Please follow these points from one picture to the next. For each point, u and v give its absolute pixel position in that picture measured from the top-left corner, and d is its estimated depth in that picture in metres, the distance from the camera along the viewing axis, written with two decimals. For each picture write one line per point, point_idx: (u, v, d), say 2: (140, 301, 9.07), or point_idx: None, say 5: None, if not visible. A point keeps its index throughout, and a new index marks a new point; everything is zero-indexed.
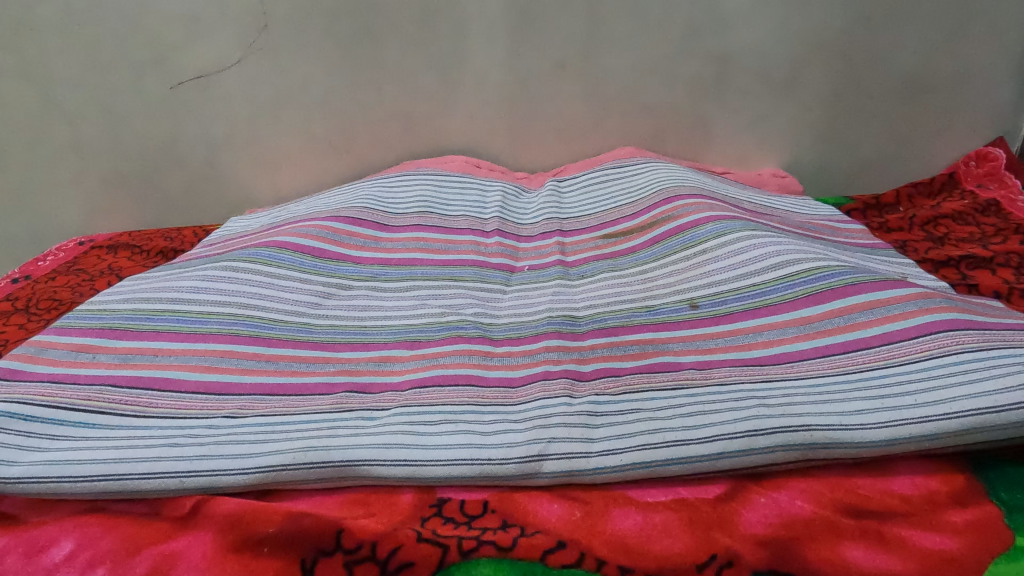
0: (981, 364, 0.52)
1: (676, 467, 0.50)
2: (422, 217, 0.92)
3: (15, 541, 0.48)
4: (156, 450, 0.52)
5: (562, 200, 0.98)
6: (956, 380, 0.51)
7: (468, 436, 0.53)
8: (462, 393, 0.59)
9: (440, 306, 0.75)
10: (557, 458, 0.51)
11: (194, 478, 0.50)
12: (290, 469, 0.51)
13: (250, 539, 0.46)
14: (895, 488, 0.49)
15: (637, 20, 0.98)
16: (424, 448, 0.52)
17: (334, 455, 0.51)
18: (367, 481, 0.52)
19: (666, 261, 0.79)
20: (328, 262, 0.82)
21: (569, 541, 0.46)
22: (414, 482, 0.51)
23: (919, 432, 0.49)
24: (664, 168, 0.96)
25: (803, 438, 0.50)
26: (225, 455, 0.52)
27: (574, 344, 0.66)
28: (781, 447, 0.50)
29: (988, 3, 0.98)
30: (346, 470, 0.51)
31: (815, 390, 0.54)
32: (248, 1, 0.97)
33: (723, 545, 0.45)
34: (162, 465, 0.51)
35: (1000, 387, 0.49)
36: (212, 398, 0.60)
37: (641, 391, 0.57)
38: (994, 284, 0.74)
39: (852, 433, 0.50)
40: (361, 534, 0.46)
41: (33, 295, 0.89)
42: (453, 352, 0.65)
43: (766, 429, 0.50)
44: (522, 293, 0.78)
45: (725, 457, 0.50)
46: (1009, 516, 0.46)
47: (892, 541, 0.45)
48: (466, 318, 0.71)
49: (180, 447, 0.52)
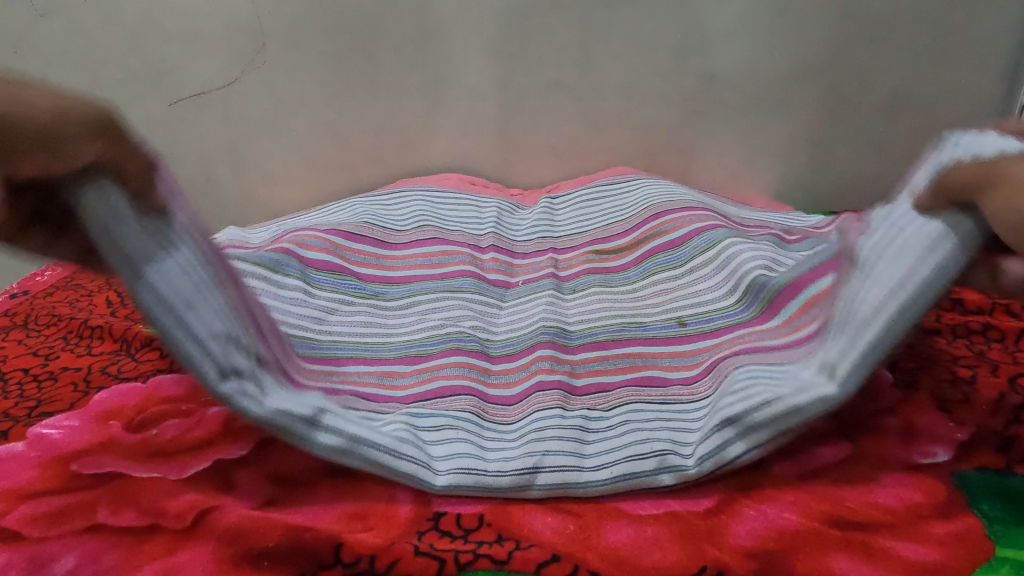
0: (877, 249, 0.51)
1: (671, 476, 0.53)
2: (423, 231, 0.93)
3: (16, 556, 0.49)
4: (219, 333, 0.52)
5: (555, 218, 0.99)
6: (864, 283, 0.51)
7: (469, 446, 0.56)
8: (463, 403, 0.61)
9: (440, 319, 0.76)
10: (551, 471, 0.53)
11: (220, 384, 0.50)
12: (327, 430, 0.53)
13: (250, 553, 0.48)
14: (880, 500, 0.50)
15: (627, 41, 1.01)
16: (431, 456, 0.55)
17: (346, 429, 0.53)
18: (369, 467, 0.53)
19: (655, 278, 0.81)
20: (329, 274, 0.83)
21: (563, 554, 0.47)
22: (415, 482, 0.53)
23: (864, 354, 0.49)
24: (653, 185, 0.98)
25: (767, 425, 0.52)
26: (259, 387, 0.52)
27: (565, 356, 0.67)
28: (749, 438, 0.52)
29: (970, 27, 1.01)
30: (354, 445, 0.53)
31: (772, 373, 0.56)
32: (247, 22, 0.99)
33: (713, 556, 0.46)
34: (211, 347, 0.51)
35: (900, 265, 0.49)
36: (263, 334, 0.58)
37: (630, 405, 0.59)
38: (979, 300, 0.76)
39: (803, 395, 0.51)
40: (361, 548, 0.47)
41: (32, 311, 0.89)
42: (452, 364, 0.66)
43: (731, 419, 0.53)
44: (516, 310, 0.79)
45: (704, 462, 0.52)
46: (989, 527, 0.48)
47: (877, 553, 0.46)
48: (465, 331, 0.73)
49: (232, 348, 0.52)
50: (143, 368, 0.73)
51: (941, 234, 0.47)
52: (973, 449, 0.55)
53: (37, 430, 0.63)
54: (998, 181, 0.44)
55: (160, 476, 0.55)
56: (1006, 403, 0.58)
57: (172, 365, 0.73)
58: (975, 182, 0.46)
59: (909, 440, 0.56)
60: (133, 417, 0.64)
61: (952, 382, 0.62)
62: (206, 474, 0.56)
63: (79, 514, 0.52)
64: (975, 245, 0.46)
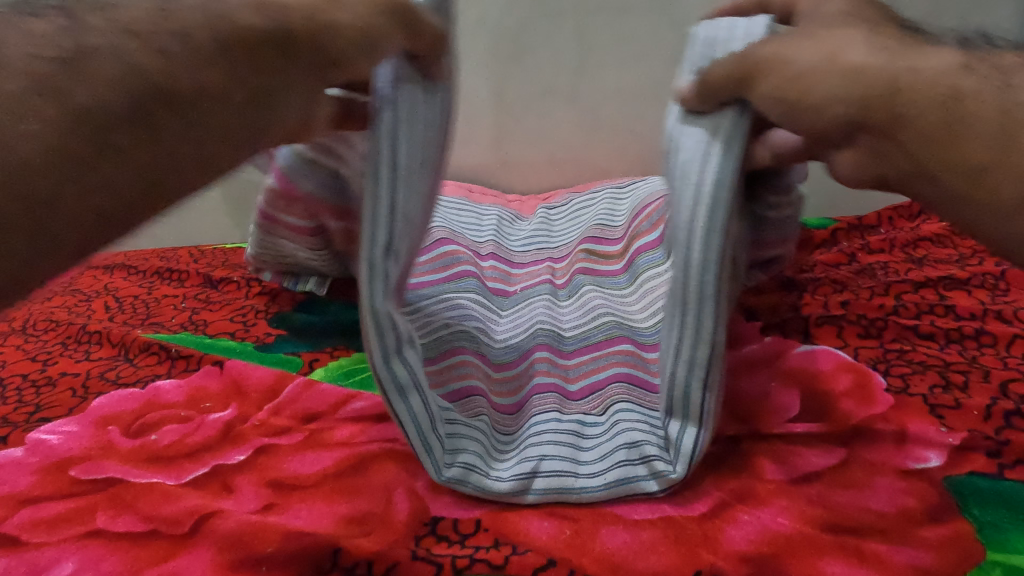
0: (677, 176, 0.52)
1: (656, 483, 0.53)
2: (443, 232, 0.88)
3: (16, 562, 0.49)
4: (404, 213, 0.50)
5: (551, 226, 1.00)
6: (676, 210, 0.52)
7: (479, 447, 0.55)
8: (467, 407, 0.60)
9: (444, 319, 0.71)
10: (548, 475, 0.53)
11: (376, 245, 0.49)
12: (402, 361, 0.51)
13: (249, 558, 0.48)
14: (873, 505, 0.51)
15: (623, 48, 1.02)
16: (446, 445, 0.54)
17: (417, 373, 0.53)
18: (401, 422, 0.52)
19: (645, 278, 0.78)
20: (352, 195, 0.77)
21: (559, 559, 0.47)
22: (422, 459, 0.52)
23: (706, 284, 0.49)
24: (645, 185, 0.98)
25: (700, 393, 0.52)
26: (385, 292, 0.49)
27: (561, 361, 0.67)
28: (691, 423, 0.53)
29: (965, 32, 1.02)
30: (402, 393, 0.51)
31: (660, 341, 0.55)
32: None
33: (708, 561, 0.46)
34: (391, 211, 0.49)
35: (699, 178, 0.49)
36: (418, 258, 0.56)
37: (619, 405, 0.60)
38: (971, 306, 0.77)
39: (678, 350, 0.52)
40: (358, 553, 0.48)
41: (31, 317, 0.90)
42: (457, 364, 0.64)
43: (676, 413, 0.54)
44: (518, 308, 0.78)
45: (682, 462, 0.53)
46: (980, 532, 0.49)
47: (870, 558, 0.46)
48: (467, 330, 0.69)
49: (398, 238, 0.50)
50: (141, 373, 0.73)
51: (721, 138, 0.49)
52: (966, 454, 0.55)
53: (36, 435, 0.63)
54: (754, 71, 0.45)
55: (159, 482, 0.56)
56: (997, 408, 0.59)
57: (171, 370, 0.74)
58: (734, 80, 0.46)
59: (901, 445, 0.56)
60: (132, 421, 0.65)
61: (945, 388, 0.63)
62: (204, 479, 0.57)
63: (79, 519, 0.53)
64: (740, 137, 0.48)
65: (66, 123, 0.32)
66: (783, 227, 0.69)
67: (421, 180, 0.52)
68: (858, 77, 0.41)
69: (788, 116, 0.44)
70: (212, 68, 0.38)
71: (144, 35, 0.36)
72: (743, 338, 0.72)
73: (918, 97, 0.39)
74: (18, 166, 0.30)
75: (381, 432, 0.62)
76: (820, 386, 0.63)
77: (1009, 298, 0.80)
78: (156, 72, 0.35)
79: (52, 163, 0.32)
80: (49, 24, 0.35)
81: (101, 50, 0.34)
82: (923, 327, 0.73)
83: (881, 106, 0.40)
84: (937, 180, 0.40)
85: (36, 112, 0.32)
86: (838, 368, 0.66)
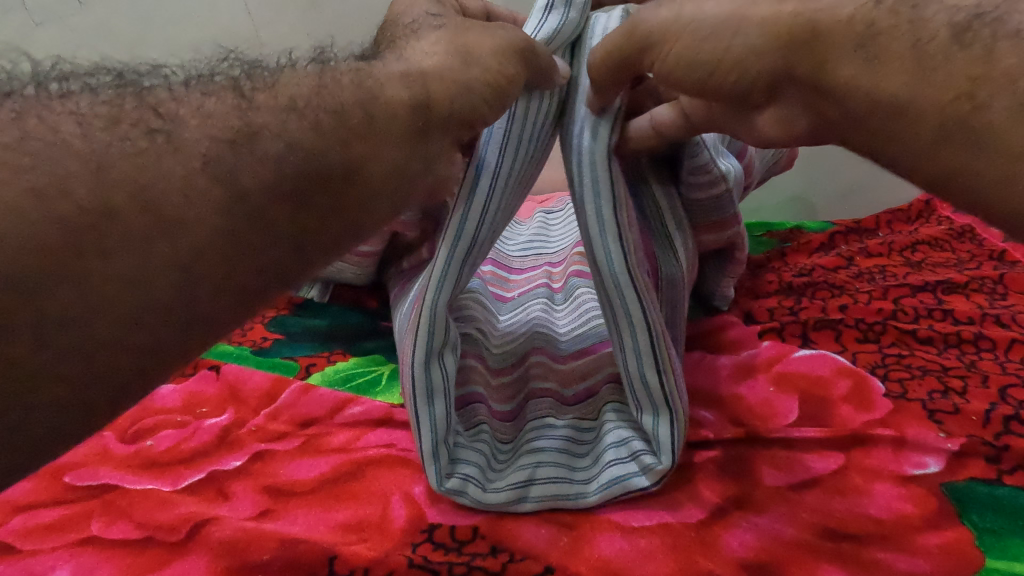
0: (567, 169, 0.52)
1: (643, 480, 0.52)
2: None
3: (10, 570, 0.49)
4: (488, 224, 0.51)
5: (549, 229, 0.99)
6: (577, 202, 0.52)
7: (480, 456, 0.55)
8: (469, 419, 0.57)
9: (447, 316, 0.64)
10: (545, 483, 0.53)
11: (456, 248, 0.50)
12: (439, 366, 0.52)
13: (244, 565, 0.48)
14: (872, 511, 0.50)
15: None
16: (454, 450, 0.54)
17: (449, 377, 0.53)
18: (420, 423, 0.52)
19: None
20: None
21: (556, 566, 0.47)
22: (431, 466, 0.52)
23: (618, 275, 0.50)
24: None
25: (656, 377, 0.52)
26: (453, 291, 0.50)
27: (558, 360, 0.64)
28: (656, 415, 0.53)
29: None
30: (429, 395, 0.51)
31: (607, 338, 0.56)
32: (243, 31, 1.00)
33: (706, 569, 0.46)
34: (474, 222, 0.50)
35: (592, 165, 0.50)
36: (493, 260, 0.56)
37: (609, 403, 0.58)
38: (969, 310, 0.77)
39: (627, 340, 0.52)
40: (355, 561, 0.48)
41: None
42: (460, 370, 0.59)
43: (641, 406, 0.54)
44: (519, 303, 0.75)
45: (665, 453, 0.52)
46: (979, 539, 0.48)
47: (868, 565, 0.46)
48: (467, 331, 0.63)
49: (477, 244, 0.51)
50: None
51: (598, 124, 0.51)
52: (965, 460, 0.55)
53: None
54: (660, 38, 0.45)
55: (155, 489, 0.56)
56: (996, 414, 0.59)
57: None
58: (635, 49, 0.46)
59: (900, 451, 0.56)
60: (127, 427, 0.64)
61: (944, 394, 0.63)
62: (200, 485, 0.57)
63: (73, 527, 0.53)
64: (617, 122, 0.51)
65: (235, 205, 0.36)
66: (721, 207, 0.67)
67: (514, 194, 0.52)
68: (774, 23, 0.40)
69: (702, 77, 0.44)
70: (332, 150, 0.39)
71: (304, 112, 0.39)
72: (742, 343, 0.72)
73: (832, 36, 0.39)
74: (190, 253, 0.34)
75: (378, 437, 0.61)
76: (818, 392, 0.63)
77: (1008, 302, 0.80)
78: (291, 171, 0.37)
79: (218, 244, 0.35)
80: (221, 104, 0.39)
81: (266, 130, 0.38)
82: (921, 332, 0.72)
83: (801, 49, 0.40)
84: (865, 123, 0.39)
85: (205, 191, 0.35)
86: (837, 373, 0.66)
